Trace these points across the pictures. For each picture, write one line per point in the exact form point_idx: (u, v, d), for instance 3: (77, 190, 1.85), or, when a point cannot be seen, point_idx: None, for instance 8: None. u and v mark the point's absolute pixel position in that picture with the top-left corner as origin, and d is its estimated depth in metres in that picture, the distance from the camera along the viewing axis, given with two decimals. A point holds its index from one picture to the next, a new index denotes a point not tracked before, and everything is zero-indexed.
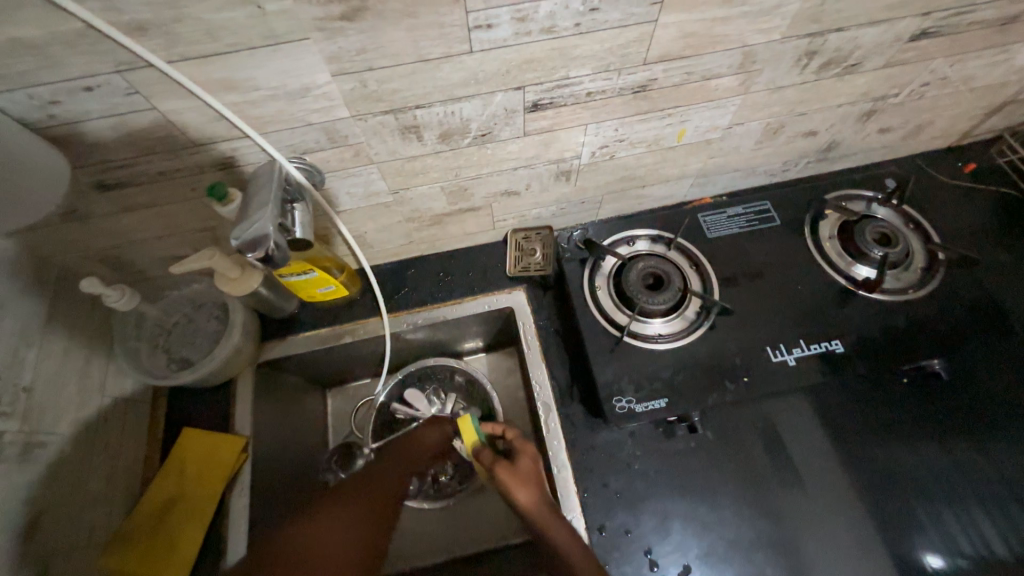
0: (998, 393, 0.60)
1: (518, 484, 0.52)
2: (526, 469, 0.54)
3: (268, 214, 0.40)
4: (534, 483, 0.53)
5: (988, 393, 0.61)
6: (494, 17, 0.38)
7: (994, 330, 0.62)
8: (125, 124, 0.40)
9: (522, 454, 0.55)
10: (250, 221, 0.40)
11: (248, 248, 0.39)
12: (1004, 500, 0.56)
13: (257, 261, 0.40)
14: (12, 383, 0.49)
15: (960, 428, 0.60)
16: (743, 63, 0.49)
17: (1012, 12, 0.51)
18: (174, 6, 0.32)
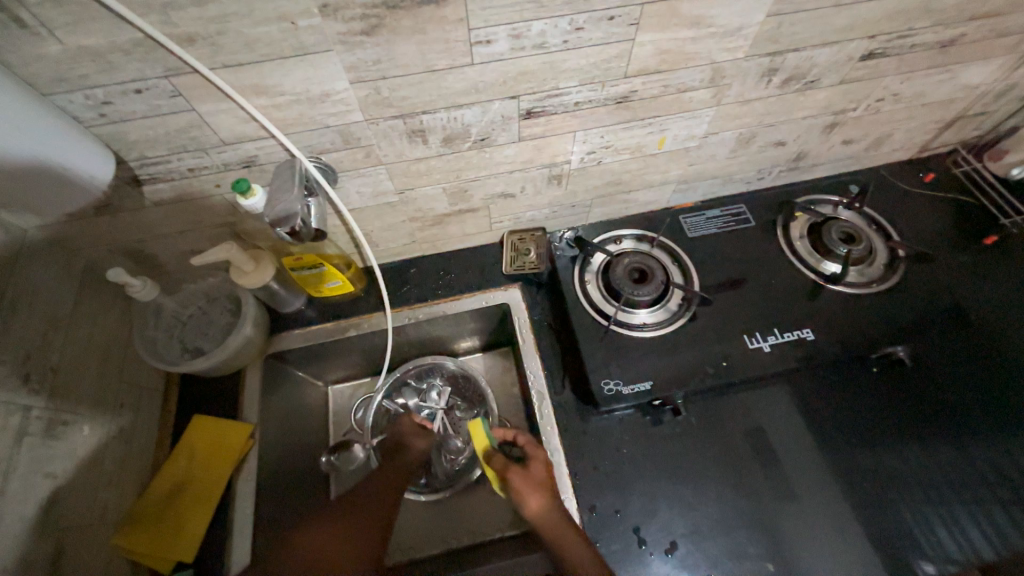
0: (958, 379, 0.65)
1: (530, 492, 0.54)
2: (538, 476, 0.56)
3: (294, 195, 0.48)
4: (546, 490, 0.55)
5: (950, 379, 0.65)
6: (492, 35, 0.44)
7: (949, 321, 0.68)
8: (165, 124, 0.45)
9: (534, 461, 0.57)
10: (278, 201, 0.48)
11: (278, 223, 0.48)
12: (970, 481, 0.60)
13: (285, 235, 0.49)
14: (43, 362, 0.52)
15: (926, 413, 0.64)
16: (714, 78, 0.55)
17: (950, 37, 0.58)
18: (219, 21, 0.38)
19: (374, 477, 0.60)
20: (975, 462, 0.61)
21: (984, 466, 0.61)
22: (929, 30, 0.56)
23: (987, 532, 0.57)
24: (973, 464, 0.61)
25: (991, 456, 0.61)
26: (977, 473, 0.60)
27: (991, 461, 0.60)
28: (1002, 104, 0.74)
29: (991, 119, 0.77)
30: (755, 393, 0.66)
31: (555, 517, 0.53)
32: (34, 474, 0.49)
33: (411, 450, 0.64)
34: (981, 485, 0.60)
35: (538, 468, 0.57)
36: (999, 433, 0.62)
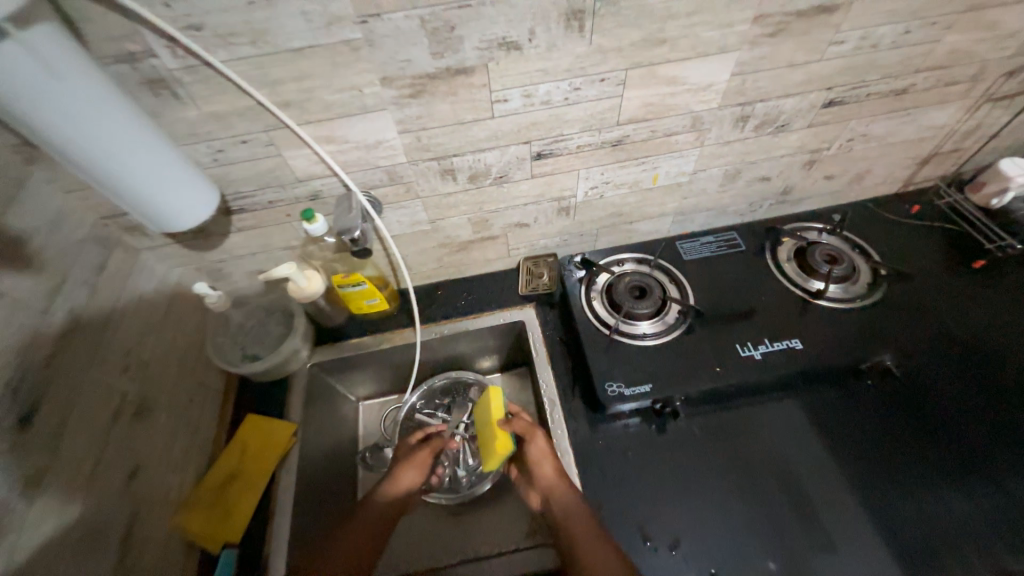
0: (953, 391, 0.68)
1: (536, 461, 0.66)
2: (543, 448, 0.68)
3: (356, 210, 0.62)
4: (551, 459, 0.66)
5: (945, 391, 0.68)
6: (508, 95, 0.56)
7: (943, 337, 0.71)
8: (257, 166, 0.59)
9: (539, 434, 0.69)
10: (345, 215, 0.62)
11: (343, 231, 0.62)
12: (985, 493, 0.59)
13: (348, 241, 0.63)
14: (138, 356, 0.62)
15: (924, 422, 0.66)
16: (694, 124, 0.66)
17: (903, 87, 0.68)
18: (308, 91, 0.51)
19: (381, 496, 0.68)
20: (986, 474, 0.60)
21: None
22: (881, 82, 0.66)
23: (1006, 545, 0.56)
24: (985, 476, 0.60)
25: (1002, 468, 0.60)
26: (991, 486, 0.59)
27: (1003, 473, 0.60)
28: (971, 142, 0.82)
29: (965, 155, 0.85)
30: (756, 404, 0.69)
31: (559, 481, 0.64)
32: (124, 447, 0.58)
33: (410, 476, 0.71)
34: (998, 498, 0.58)
35: (541, 441, 0.68)
36: (1009, 446, 0.61)
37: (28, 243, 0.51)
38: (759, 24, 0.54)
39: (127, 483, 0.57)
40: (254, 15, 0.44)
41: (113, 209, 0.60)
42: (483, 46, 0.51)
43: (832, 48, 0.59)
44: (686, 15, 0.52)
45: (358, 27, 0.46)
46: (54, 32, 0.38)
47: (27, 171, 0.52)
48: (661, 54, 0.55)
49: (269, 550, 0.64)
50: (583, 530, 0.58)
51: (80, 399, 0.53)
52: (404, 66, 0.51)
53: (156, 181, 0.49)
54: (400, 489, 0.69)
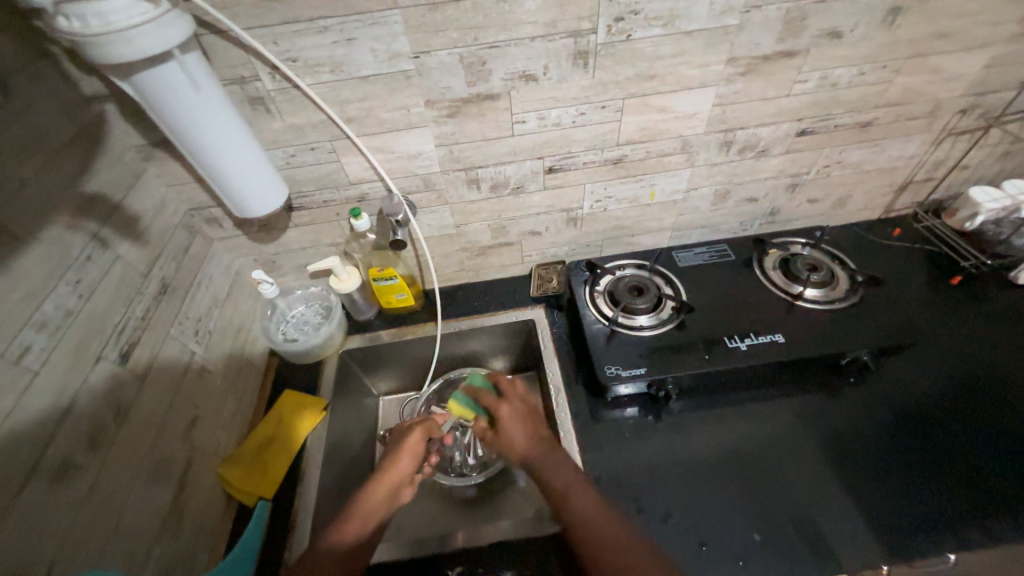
0: (920, 392, 0.76)
1: (506, 430, 0.69)
2: (510, 415, 0.70)
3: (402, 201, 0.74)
4: (524, 424, 0.69)
5: (912, 391, 0.76)
6: (525, 118, 0.69)
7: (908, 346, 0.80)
8: (320, 171, 0.72)
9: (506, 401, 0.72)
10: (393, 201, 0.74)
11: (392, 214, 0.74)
12: (944, 475, 0.67)
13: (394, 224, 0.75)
14: (204, 326, 0.74)
15: (895, 417, 0.74)
16: (684, 147, 0.78)
17: (866, 120, 0.79)
18: (368, 110, 0.65)
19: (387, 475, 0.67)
20: (946, 459, 0.69)
21: (953, 464, 0.68)
22: (846, 115, 0.77)
23: (965, 519, 0.63)
24: (945, 460, 0.69)
25: (960, 454, 0.69)
26: (950, 468, 0.68)
27: (959, 458, 0.69)
28: (943, 171, 0.91)
29: (940, 184, 0.94)
30: (742, 396, 0.78)
31: (534, 442, 0.67)
32: (189, 399, 0.68)
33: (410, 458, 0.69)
34: (955, 479, 0.67)
35: (506, 410, 0.70)
36: (965, 436, 0.71)
37: (138, 221, 0.64)
38: (732, 65, 0.67)
39: (188, 430, 0.67)
40: (335, 51, 0.58)
41: (199, 202, 0.74)
42: (507, 78, 0.64)
43: (797, 85, 0.71)
44: (670, 57, 0.65)
45: (412, 61, 0.60)
46: (198, 61, 0.52)
47: (143, 167, 0.67)
48: (651, 87, 0.68)
49: (297, 508, 0.71)
50: (563, 486, 0.61)
51: (161, 355, 0.64)
52: (444, 92, 0.64)
53: (235, 164, 0.59)
54: (397, 476, 0.67)
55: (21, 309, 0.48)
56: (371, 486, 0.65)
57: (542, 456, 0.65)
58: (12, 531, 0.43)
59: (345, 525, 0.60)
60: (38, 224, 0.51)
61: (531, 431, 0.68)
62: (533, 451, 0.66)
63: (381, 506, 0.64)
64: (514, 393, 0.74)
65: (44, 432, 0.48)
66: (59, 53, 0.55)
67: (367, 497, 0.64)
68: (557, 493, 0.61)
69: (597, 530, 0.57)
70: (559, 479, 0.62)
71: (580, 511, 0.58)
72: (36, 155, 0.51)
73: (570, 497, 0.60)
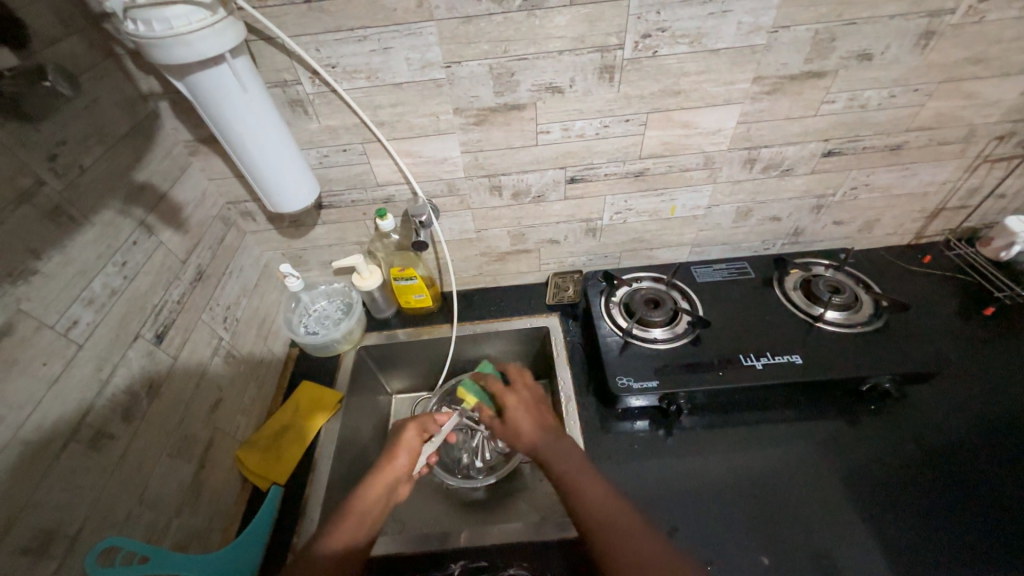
0: (945, 423, 0.74)
1: (514, 416, 0.69)
2: (518, 403, 0.70)
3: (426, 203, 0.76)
4: (532, 411, 0.69)
5: (937, 422, 0.74)
6: (549, 129, 0.71)
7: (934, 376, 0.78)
8: (351, 171, 0.75)
9: (514, 390, 0.73)
10: (417, 203, 0.76)
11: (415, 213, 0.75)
12: (969, 510, 0.64)
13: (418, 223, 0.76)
14: (232, 313, 0.78)
15: (917, 447, 0.71)
16: (707, 162, 0.78)
17: (897, 143, 0.78)
18: (400, 115, 0.68)
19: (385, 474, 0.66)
20: (971, 494, 0.66)
21: (977, 500, 0.65)
22: (874, 138, 0.76)
23: (989, 558, 0.60)
24: (970, 495, 0.66)
25: (986, 490, 0.66)
26: (975, 503, 0.65)
27: (985, 494, 0.66)
28: (978, 199, 0.88)
29: (974, 212, 0.91)
30: (755, 416, 0.77)
31: (541, 430, 0.66)
32: (214, 382, 0.71)
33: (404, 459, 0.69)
34: (981, 515, 0.64)
35: (513, 396, 0.71)
36: (993, 471, 0.68)
37: (181, 211, 0.69)
38: (758, 83, 0.67)
39: (212, 412, 0.70)
40: (373, 59, 0.61)
41: (237, 196, 0.78)
42: (534, 89, 0.66)
43: (825, 106, 0.71)
44: (696, 73, 0.66)
45: (443, 70, 0.63)
46: (247, 64, 0.55)
47: (189, 161, 0.71)
48: (676, 102, 0.69)
49: (307, 496, 0.73)
50: (570, 474, 0.60)
51: (192, 337, 0.68)
52: (473, 101, 0.67)
53: (271, 155, 0.61)
54: (394, 472, 0.67)
55: (73, 286, 0.52)
56: (367, 484, 0.65)
57: (549, 443, 0.64)
58: (50, 489, 0.46)
59: (342, 522, 0.60)
60: (94, 209, 0.55)
61: (539, 419, 0.68)
62: (540, 438, 0.65)
63: (379, 503, 0.64)
64: (522, 381, 0.75)
65: (85, 401, 0.51)
66: (123, 53, 0.60)
67: (365, 494, 0.63)
68: (565, 482, 0.59)
69: (610, 518, 0.55)
70: (566, 468, 0.60)
71: (590, 500, 0.57)
72: (96, 146, 0.56)
73: (578, 487, 0.58)
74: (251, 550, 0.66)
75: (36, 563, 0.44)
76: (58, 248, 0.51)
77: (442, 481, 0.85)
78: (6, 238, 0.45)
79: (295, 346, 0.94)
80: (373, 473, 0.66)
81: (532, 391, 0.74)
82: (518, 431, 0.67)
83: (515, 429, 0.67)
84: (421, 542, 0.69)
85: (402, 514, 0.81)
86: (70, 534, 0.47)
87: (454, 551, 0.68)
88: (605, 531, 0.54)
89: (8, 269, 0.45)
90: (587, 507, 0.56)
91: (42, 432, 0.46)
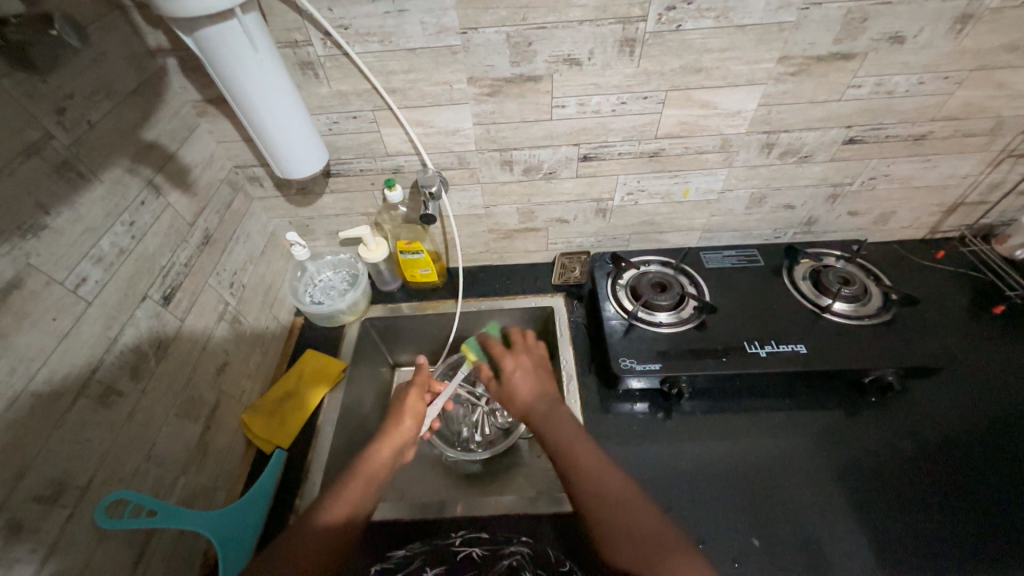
0: (944, 419, 0.74)
1: (514, 379, 0.72)
2: (516, 368, 0.73)
3: (437, 175, 0.75)
4: (530, 375, 0.72)
5: (936, 418, 0.74)
6: (565, 103, 0.69)
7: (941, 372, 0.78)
8: (361, 140, 0.74)
9: (513, 354, 0.75)
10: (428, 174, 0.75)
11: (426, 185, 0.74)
12: (957, 503, 0.66)
13: (427, 196, 0.75)
14: (239, 281, 0.78)
15: (913, 441, 0.72)
16: (723, 146, 0.76)
17: (920, 133, 0.76)
18: (413, 84, 0.66)
19: (391, 437, 0.69)
20: (962, 488, 0.67)
21: (970, 495, 0.66)
22: (898, 126, 0.74)
23: (975, 549, 0.61)
24: (961, 489, 0.67)
25: (978, 486, 0.67)
26: (965, 497, 0.66)
27: (975, 489, 0.67)
28: (998, 195, 0.86)
29: (994, 208, 0.89)
30: (754, 402, 0.78)
31: (541, 395, 0.69)
32: (219, 347, 0.72)
33: (407, 428, 0.71)
34: (968, 508, 0.65)
35: (511, 363, 0.73)
36: (986, 468, 0.69)
37: (189, 172, 0.68)
38: (783, 64, 0.65)
39: (217, 374, 0.71)
40: (387, 21, 0.59)
41: (245, 160, 0.77)
42: (551, 60, 0.64)
43: (850, 90, 0.69)
44: (719, 51, 0.63)
45: (459, 36, 0.61)
46: (257, 21, 0.53)
47: (197, 122, 0.70)
48: (696, 81, 0.67)
49: (311, 459, 0.75)
50: (566, 441, 0.61)
51: (199, 301, 0.68)
52: (487, 70, 0.65)
53: (281, 124, 0.61)
54: (400, 438, 0.69)
55: (82, 243, 0.51)
56: (374, 447, 0.67)
57: (546, 416, 0.66)
58: (61, 441, 0.47)
59: (349, 483, 0.61)
60: (103, 166, 0.55)
61: (537, 383, 0.71)
62: (535, 403, 0.68)
63: (386, 467, 0.65)
64: (523, 346, 0.77)
65: (93, 357, 0.52)
66: (130, 6, 0.59)
67: (372, 458, 0.65)
68: (561, 451, 0.61)
69: (604, 485, 0.56)
70: (561, 437, 0.62)
71: (585, 469, 0.58)
72: (104, 101, 0.55)
73: (575, 455, 0.59)
74: (256, 508, 0.68)
75: (48, 510, 0.45)
76: (68, 205, 0.50)
77: (442, 453, 0.87)
78: (15, 191, 0.45)
79: (300, 315, 0.95)
80: (380, 437, 0.68)
81: (533, 354, 0.76)
82: (515, 392, 0.70)
83: (514, 391, 0.71)
84: (419, 509, 0.71)
85: (401, 481, 0.83)
86: (81, 485, 0.48)
87: (453, 520, 0.69)
88: (597, 498, 0.55)
89: (17, 222, 0.45)
90: (581, 471, 0.58)
91: (53, 384, 0.47)
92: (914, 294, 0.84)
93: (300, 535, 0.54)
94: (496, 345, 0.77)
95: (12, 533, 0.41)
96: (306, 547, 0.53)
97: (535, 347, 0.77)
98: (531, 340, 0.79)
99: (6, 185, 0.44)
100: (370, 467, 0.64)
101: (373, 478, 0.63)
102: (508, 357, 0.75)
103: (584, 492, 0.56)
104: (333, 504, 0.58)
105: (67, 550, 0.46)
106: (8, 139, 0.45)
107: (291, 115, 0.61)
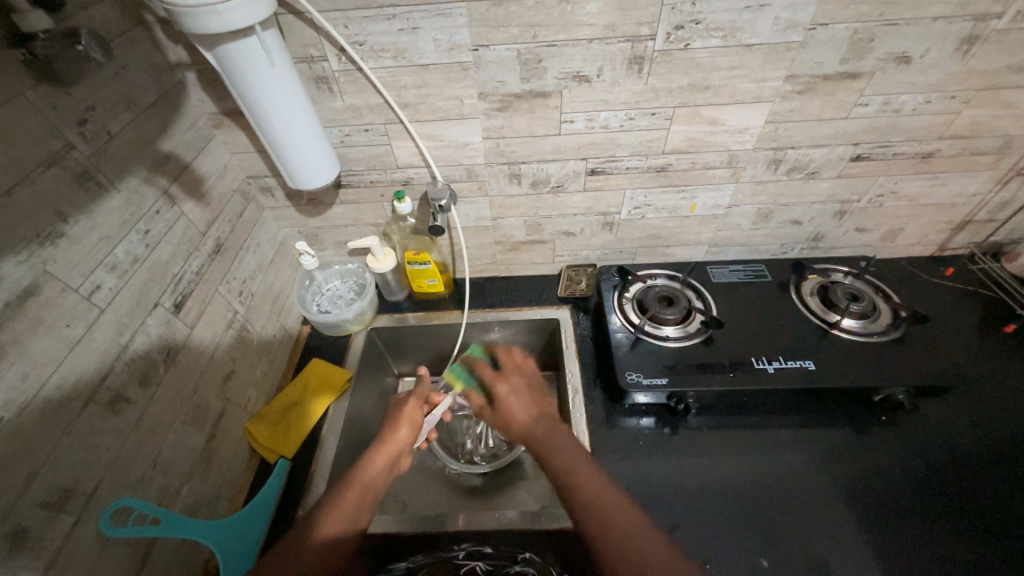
0: (957, 440, 0.72)
1: (508, 404, 0.69)
2: (508, 391, 0.71)
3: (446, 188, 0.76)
4: (526, 399, 0.70)
5: (950, 439, 0.73)
6: (573, 119, 0.70)
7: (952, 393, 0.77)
8: (373, 152, 0.75)
9: (504, 377, 0.74)
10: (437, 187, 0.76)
11: (435, 198, 0.75)
12: (970, 524, 0.64)
13: (435, 208, 0.76)
14: (249, 290, 0.79)
15: (925, 462, 0.70)
16: (730, 161, 0.77)
17: (928, 151, 0.76)
18: (425, 99, 0.68)
19: (386, 444, 0.68)
20: (976, 509, 0.65)
21: (985, 517, 0.64)
22: (905, 144, 0.75)
23: (986, 569, 0.60)
24: (975, 511, 0.65)
25: (993, 507, 0.65)
26: (980, 519, 0.64)
27: (990, 512, 0.65)
28: (1007, 213, 0.86)
29: (1003, 226, 0.89)
30: (761, 419, 0.77)
31: (536, 418, 0.67)
32: (226, 357, 0.72)
33: (399, 437, 0.70)
34: (983, 532, 0.63)
35: (503, 386, 0.72)
36: (997, 485, 0.67)
37: (203, 182, 0.69)
38: (791, 82, 0.66)
39: (223, 383, 0.71)
40: (400, 38, 0.61)
41: (258, 170, 0.78)
42: (561, 77, 0.65)
43: (857, 108, 0.69)
44: (727, 69, 0.64)
45: (470, 53, 0.62)
46: (275, 38, 0.55)
47: (212, 133, 0.72)
48: (704, 98, 0.68)
49: (313, 470, 0.74)
50: (569, 465, 0.59)
51: (208, 309, 0.69)
52: (498, 86, 0.66)
53: (295, 138, 0.62)
54: (396, 446, 0.69)
55: (97, 251, 0.52)
56: (372, 455, 0.66)
57: (544, 437, 0.64)
58: (68, 447, 0.47)
59: (345, 492, 0.60)
60: (121, 175, 0.56)
61: (531, 405, 0.69)
62: (533, 426, 0.66)
63: (382, 476, 0.65)
64: (514, 368, 0.75)
65: (104, 363, 0.52)
66: (153, 22, 0.60)
67: (367, 466, 0.64)
68: (565, 476, 0.58)
69: (608, 506, 0.54)
70: (564, 459, 0.60)
71: (589, 493, 0.56)
72: (124, 113, 0.57)
73: (578, 471, 0.58)
74: (259, 513, 0.68)
75: (53, 517, 0.45)
76: (86, 213, 0.51)
77: (444, 465, 0.86)
78: (35, 200, 0.46)
79: (307, 324, 0.95)
80: (378, 444, 0.68)
81: (522, 374, 0.75)
82: (511, 417, 0.68)
83: (508, 418, 0.68)
84: (419, 521, 0.70)
85: (403, 493, 0.83)
86: (87, 492, 0.48)
87: (453, 533, 0.69)
88: (605, 519, 0.53)
89: (36, 230, 0.46)
90: (585, 490, 0.56)
91: (64, 390, 0.47)
92: (923, 311, 0.83)
93: (296, 544, 0.53)
94: (484, 369, 0.75)
95: (17, 540, 0.41)
96: (302, 558, 0.52)
97: (524, 367, 0.76)
98: (520, 360, 0.78)
99: (26, 193, 0.45)
100: (364, 477, 0.63)
101: (367, 488, 0.62)
102: (499, 380, 0.73)
103: (590, 516, 0.53)
104: (328, 513, 0.57)
105: (69, 558, 0.46)
106: (31, 149, 0.46)
107: (305, 128, 0.62)
